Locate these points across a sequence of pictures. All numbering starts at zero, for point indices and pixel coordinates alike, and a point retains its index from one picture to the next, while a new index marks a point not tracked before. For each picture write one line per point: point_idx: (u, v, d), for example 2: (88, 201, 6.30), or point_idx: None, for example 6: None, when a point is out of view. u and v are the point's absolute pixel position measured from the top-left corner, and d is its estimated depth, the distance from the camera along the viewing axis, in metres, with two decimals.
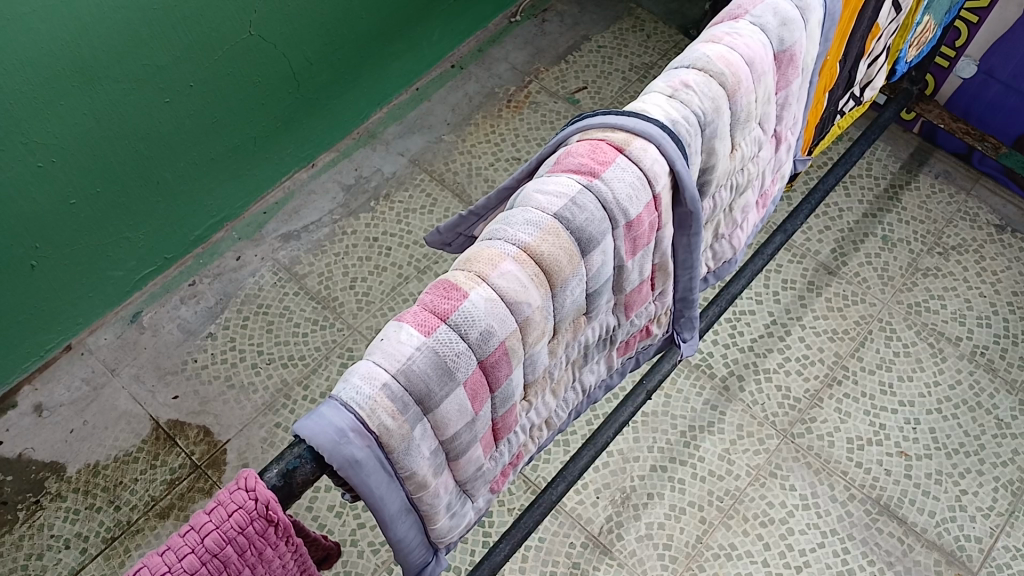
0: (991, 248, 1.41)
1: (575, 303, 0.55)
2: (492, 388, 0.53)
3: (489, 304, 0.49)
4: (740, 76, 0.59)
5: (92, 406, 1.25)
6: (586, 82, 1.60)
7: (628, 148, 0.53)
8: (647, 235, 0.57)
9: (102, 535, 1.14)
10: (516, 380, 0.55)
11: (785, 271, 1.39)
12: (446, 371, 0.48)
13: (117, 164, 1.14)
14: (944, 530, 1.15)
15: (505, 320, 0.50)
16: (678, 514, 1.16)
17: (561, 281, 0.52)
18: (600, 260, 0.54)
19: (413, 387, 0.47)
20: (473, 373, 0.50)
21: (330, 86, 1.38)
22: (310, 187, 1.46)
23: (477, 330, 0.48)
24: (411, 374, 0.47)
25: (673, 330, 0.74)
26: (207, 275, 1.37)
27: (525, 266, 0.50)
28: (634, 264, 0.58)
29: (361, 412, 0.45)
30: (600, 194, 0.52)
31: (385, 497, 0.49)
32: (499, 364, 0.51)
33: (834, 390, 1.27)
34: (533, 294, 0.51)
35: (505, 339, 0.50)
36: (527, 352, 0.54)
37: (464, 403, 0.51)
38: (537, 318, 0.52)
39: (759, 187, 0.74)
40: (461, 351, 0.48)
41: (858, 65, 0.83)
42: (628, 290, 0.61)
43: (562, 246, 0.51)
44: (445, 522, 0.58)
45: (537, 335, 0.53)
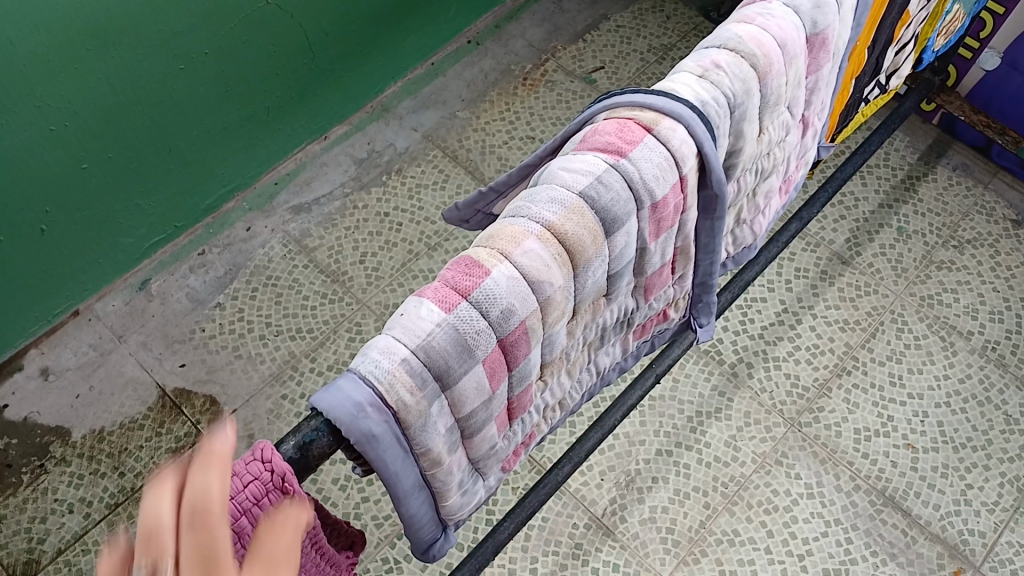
0: (1006, 243, 1.40)
1: (596, 285, 0.54)
2: (511, 366, 0.52)
3: (512, 282, 0.48)
4: (772, 58, 0.58)
5: (99, 372, 1.25)
6: (604, 61, 1.59)
7: (656, 127, 0.52)
8: (672, 217, 0.56)
9: (106, 500, 1.15)
10: (535, 359, 0.54)
11: (798, 259, 1.38)
12: (466, 347, 0.47)
13: (130, 130, 1.13)
14: (948, 524, 1.15)
15: (527, 299, 0.49)
16: (682, 498, 1.16)
17: (583, 262, 0.51)
18: (624, 241, 0.53)
19: (432, 363, 0.46)
20: (493, 352, 0.49)
21: (346, 58, 1.37)
22: (322, 159, 1.45)
23: (499, 308, 0.48)
24: (430, 350, 0.46)
25: (690, 315, 0.73)
26: (217, 245, 1.36)
27: (548, 244, 0.49)
28: (656, 247, 0.57)
29: (378, 386, 0.45)
30: (627, 173, 0.51)
31: (400, 473, 0.49)
32: (519, 342, 0.51)
33: (843, 380, 1.26)
34: (556, 273, 0.50)
35: (527, 317, 0.50)
36: (546, 332, 0.53)
37: (481, 381, 0.50)
38: (559, 298, 0.51)
39: (784, 173, 0.73)
40: (482, 329, 0.48)
41: (886, 52, 0.82)
42: (650, 273, 0.60)
43: (586, 226, 0.50)
44: (456, 499, 0.58)
45: (557, 315, 0.52)
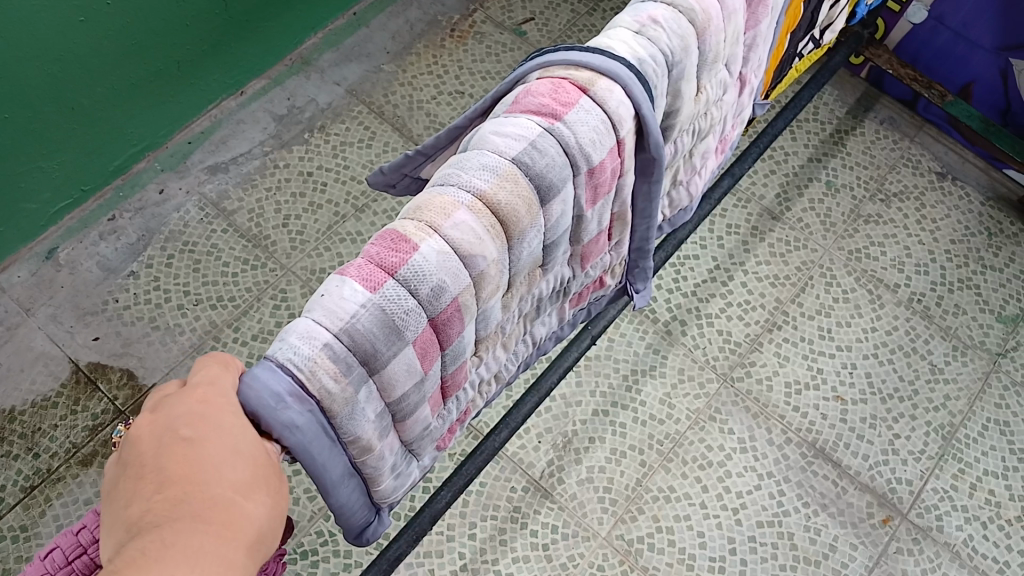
0: (931, 196, 1.43)
1: (531, 255, 0.52)
2: (444, 345, 0.49)
3: (443, 257, 0.45)
4: (710, 13, 0.55)
5: (5, 347, 1.17)
6: (533, 12, 1.54)
7: (592, 88, 0.49)
8: (610, 182, 0.54)
9: (20, 483, 1.09)
10: (469, 336, 0.51)
11: (730, 216, 1.37)
12: (394, 329, 0.44)
13: (26, 88, 1.04)
14: (877, 474, 1.18)
15: (459, 276, 0.46)
16: (619, 457, 1.16)
17: (518, 233, 0.48)
18: (560, 209, 0.51)
19: (357, 347, 0.43)
20: (424, 331, 0.46)
21: (261, 7, 1.29)
22: (239, 116, 1.38)
23: (429, 285, 0.45)
24: (355, 333, 0.43)
25: (627, 281, 0.71)
26: (128, 209, 1.28)
27: (480, 215, 0.46)
28: (593, 214, 0.55)
29: (299, 373, 0.42)
30: (563, 137, 0.48)
31: (327, 462, 0.46)
32: (452, 320, 0.48)
33: (774, 335, 1.27)
34: (489, 246, 0.47)
35: (459, 293, 0.47)
36: (481, 307, 0.50)
37: (413, 362, 0.47)
38: (492, 271, 0.48)
39: (721, 132, 0.71)
40: (411, 308, 0.44)
41: (822, 6, 0.80)
42: (586, 240, 0.58)
43: (521, 194, 0.47)
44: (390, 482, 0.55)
45: (491, 289, 0.49)
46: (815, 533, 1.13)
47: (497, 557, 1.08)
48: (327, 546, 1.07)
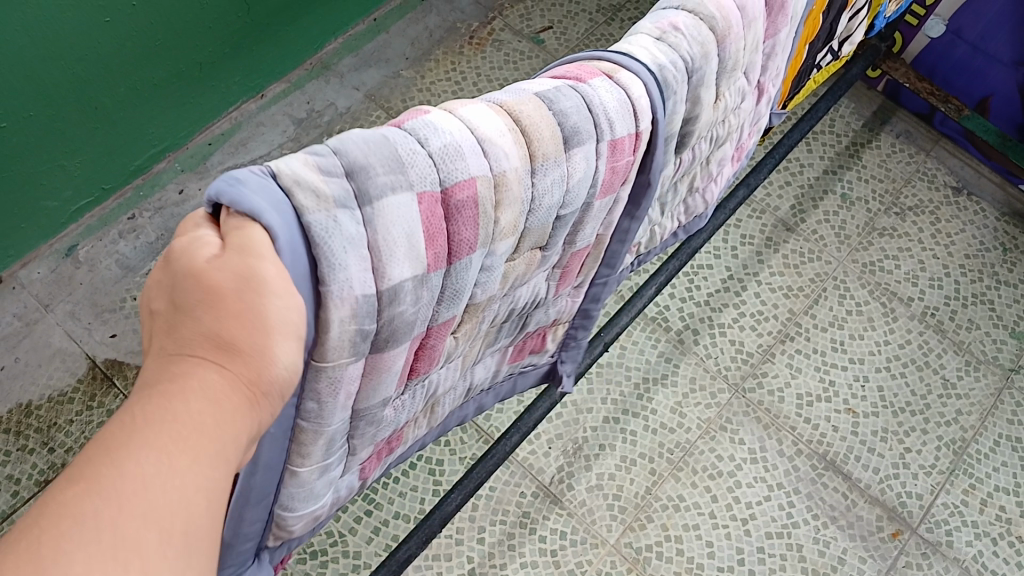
0: (946, 210, 1.43)
1: (547, 204, 0.49)
2: (452, 249, 0.44)
3: (456, 124, 0.43)
4: (731, 20, 0.56)
5: (24, 342, 1.18)
6: (552, 21, 1.57)
7: (615, 73, 0.50)
8: (624, 172, 0.53)
9: (36, 477, 1.10)
10: (472, 267, 0.47)
11: (744, 226, 1.38)
12: (400, 162, 0.40)
13: (50, 86, 1.05)
14: (887, 487, 1.18)
15: (477, 151, 0.43)
16: (629, 465, 1.16)
17: (539, 135, 0.46)
18: (584, 166, 0.49)
19: (348, 154, 0.39)
20: (433, 197, 0.42)
21: (284, 11, 1.30)
22: (259, 118, 1.39)
23: (439, 142, 0.42)
24: (348, 142, 0.39)
25: (556, 355, 0.77)
26: (148, 209, 1.30)
27: (496, 109, 0.45)
28: (600, 206, 0.54)
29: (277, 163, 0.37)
30: (587, 94, 0.48)
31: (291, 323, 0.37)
32: (464, 203, 0.43)
33: (787, 346, 1.28)
34: (506, 140, 0.44)
35: (476, 177, 0.43)
36: (493, 234, 0.47)
37: (415, 233, 0.41)
38: (512, 178, 0.45)
39: (737, 140, 0.72)
40: (417, 153, 0.41)
41: (840, 17, 0.81)
42: (578, 247, 0.58)
43: (541, 116, 0.46)
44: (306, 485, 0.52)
45: (510, 217, 0.46)
46: (825, 545, 1.13)
47: (506, 561, 1.08)
48: (336, 547, 1.05)
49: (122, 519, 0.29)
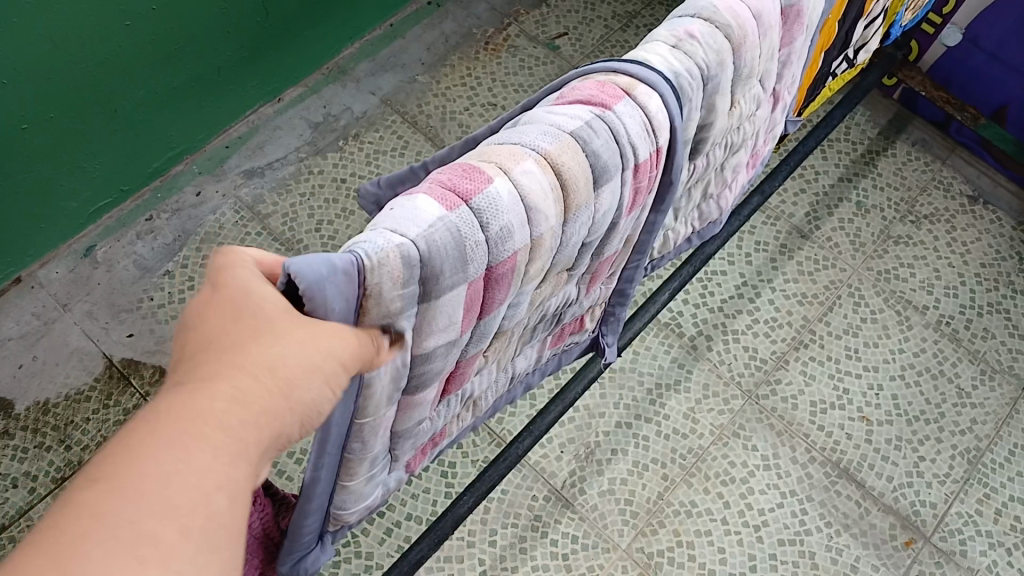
0: (962, 219, 1.43)
1: (571, 246, 0.51)
2: (485, 310, 0.49)
3: (513, 197, 0.44)
4: (747, 29, 0.56)
5: (43, 341, 1.20)
6: (567, 27, 1.58)
7: (633, 92, 0.50)
8: (648, 190, 0.54)
9: (52, 475, 1.11)
10: (497, 318, 0.51)
11: (759, 233, 1.38)
12: (463, 255, 0.43)
13: (71, 87, 1.07)
14: (901, 496, 1.17)
15: (524, 229, 0.46)
16: (641, 470, 1.16)
17: (576, 202, 0.48)
18: (609, 199, 0.51)
19: (427, 260, 0.42)
20: (479, 280, 0.46)
21: (301, 16, 1.31)
22: (275, 122, 1.41)
23: (499, 224, 0.44)
24: (430, 245, 0.42)
25: (598, 330, 0.77)
26: (165, 210, 1.31)
27: (544, 166, 0.46)
28: (625, 225, 0.56)
29: (367, 272, 0.40)
30: (613, 125, 0.49)
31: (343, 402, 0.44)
32: (502, 280, 0.47)
33: (801, 353, 1.27)
34: (550, 205, 0.47)
35: (518, 250, 0.46)
36: (521, 285, 0.50)
37: (456, 313, 0.46)
38: (546, 242, 0.48)
39: (752, 147, 0.72)
40: (479, 242, 0.44)
41: (856, 25, 0.81)
42: (604, 258, 0.59)
43: (579, 165, 0.47)
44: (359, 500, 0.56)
45: (540, 263, 0.49)
46: (837, 553, 1.13)
47: (517, 565, 1.08)
48: (350, 547, 1.06)
49: (138, 514, 0.29)
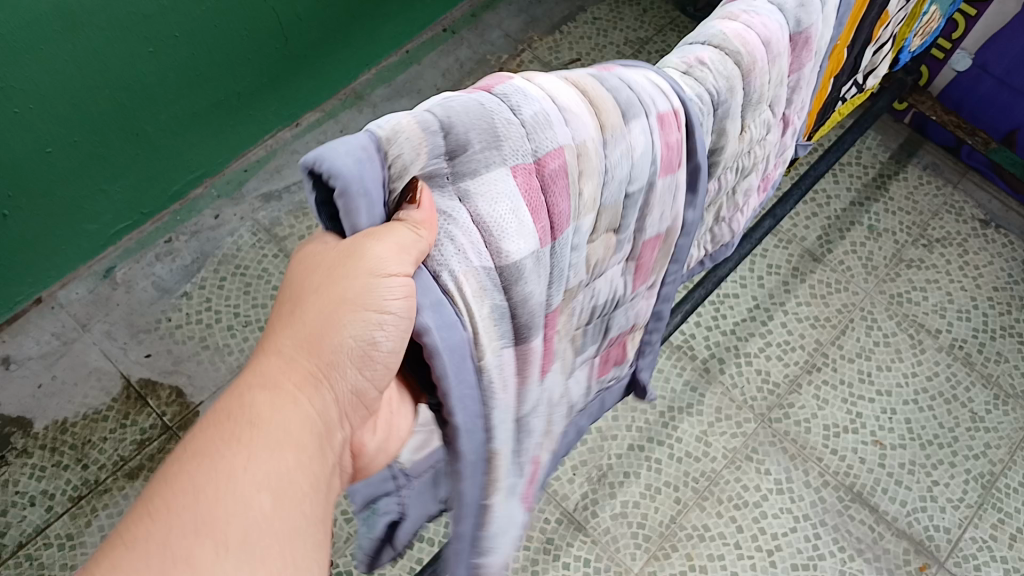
0: (974, 243, 1.43)
1: (620, 175, 0.49)
2: (555, 218, 0.45)
3: (544, 94, 0.44)
4: (756, 56, 0.57)
5: (62, 360, 1.22)
6: (580, 53, 1.60)
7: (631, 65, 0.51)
8: (679, 150, 0.53)
9: (68, 493, 1.11)
10: (565, 247, 0.47)
11: (771, 256, 1.39)
12: (495, 130, 0.41)
13: (96, 113, 1.08)
14: (915, 520, 1.16)
15: (564, 125, 0.44)
16: (654, 493, 1.16)
17: (608, 110, 0.47)
18: (644, 141, 0.49)
19: (453, 124, 0.40)
20: (529, 168, 0.43)
21: (320, 43, 1.34)
22: (293, 146, 1.43)
23: (531, 109, 0.43)
24: (461, 117, 0.40)
25: (636, 364, 0.73)
26: (184, 232, 1.34)
27: (569, 82, 0.46)
28: (663, 188, 0.54)
29: (387, 150, 0.37)
30: (623, 77, 0.49)
31: (449, 324, 0.40)
32: (557, 173, 0.44)
33: (813, 377, 1.27)
34: (583, 113, 0.45)
35: (563, 145, 0.44)
36: (580, 207, 0.47)
37: (519, 207, 0.43)
38: (591, 153, 0.46)
39: (763, 170, 0.73)
40: (512, 122, 0.42)
41: (865, 51, 0.82)
42: (643, 242, 0.57)
43: (602, 94, 0.47)
44: (496, 540, 0.52)
45: (592, 183, 0.47)
46: None
47: None
48: None
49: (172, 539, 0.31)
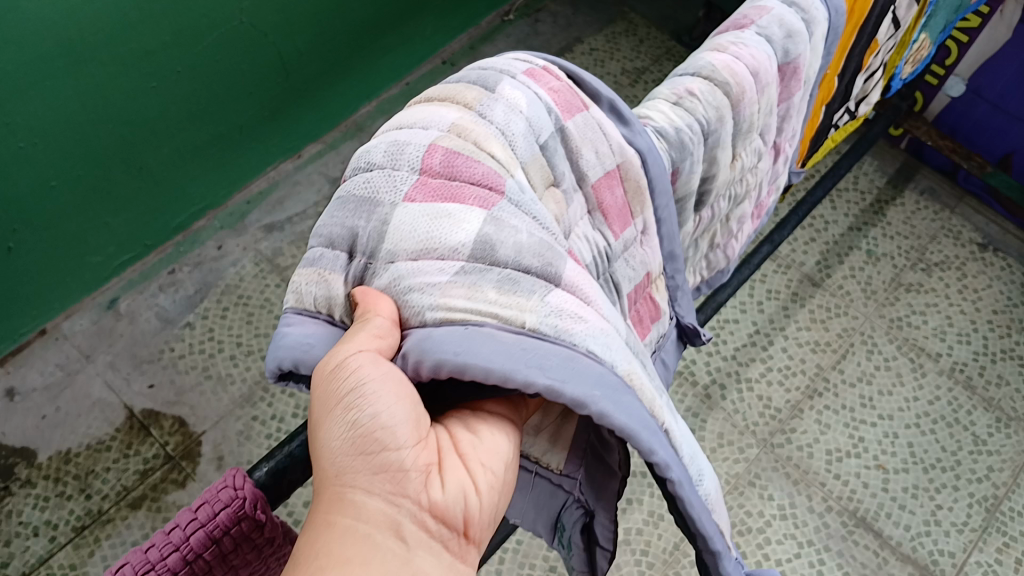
0: (972, 266, 1.44)
1: (520, 126, 0.45)
2: (485, 187, 0.42)
3: (387, 135, 0.44)
4: (745, 86, 0.58)
5: (66, 392, 1.22)
6: None
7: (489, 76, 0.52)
8: (572, 93, 0.50)
9: (72, 524, 1.11)
10: (516, 195, 0.43)
11: (770, 281, 1.40)
12: (369, 198, 0.41)
13: (100, 147, 1.10)
14: (919, 545, 1.16)
15: (418, 132, 0.43)
16: (657, 520, 1.16)
17: (464, 96, 0.46)
18: (523, 94, 0.47)
19: (328, 235, 0.41)
20: (419, 183, 0.41)
21: (322, 76, 1.36)
22: (295, 177, 1.45)
23: (381, 152, 0.42)
24: (330, 228, 0.41)
25: (674, 312, 0.61)
26: (187, 264, 1.35)
27: (412, 108, 0.46)
28: (579, 127, 0.49)
29: (303, 307, 0.40)
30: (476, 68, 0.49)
31: (461, 338, 0.35)
32: (447, 159, 0.42)
33: (815, 402, 1.27)
34: (439, 110, 0.45)
35: (433, 144, 0.42)
36: (501, 162, 0.43)
37: (439, 208, 0.40)
38: (471, 128, 0.44)
39: (756, 198, 0.74)
40: (373, 175, 0.42)
41: (855, 80, 0.83)
42: (593, 188, 0.50)
43: (455, 87, 0.46)
44: (693, 467, 0.44)
45: (494, 147, 0.44)
46: None
47: None
48: None
49: None
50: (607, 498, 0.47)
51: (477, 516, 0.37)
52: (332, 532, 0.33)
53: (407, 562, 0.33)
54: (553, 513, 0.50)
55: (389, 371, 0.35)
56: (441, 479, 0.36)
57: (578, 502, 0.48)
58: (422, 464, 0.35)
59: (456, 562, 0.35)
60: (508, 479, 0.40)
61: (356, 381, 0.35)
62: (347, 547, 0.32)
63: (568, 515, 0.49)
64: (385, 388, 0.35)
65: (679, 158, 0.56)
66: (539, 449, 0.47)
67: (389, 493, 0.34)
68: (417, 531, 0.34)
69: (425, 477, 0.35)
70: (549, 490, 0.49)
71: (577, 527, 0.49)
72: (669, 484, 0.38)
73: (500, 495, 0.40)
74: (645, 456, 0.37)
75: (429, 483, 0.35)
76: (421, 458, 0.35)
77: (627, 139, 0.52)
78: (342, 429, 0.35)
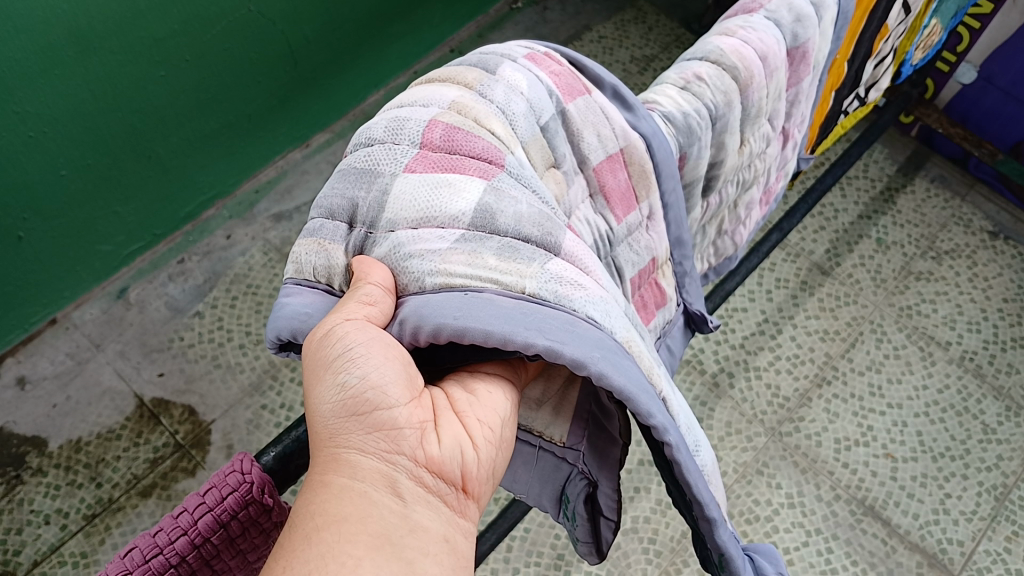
0: (983, 254, 1.43)
1: (521, 106, 0.45)
2: (485, 161, 0.42)
3: (388, 113, 0.44)
4: (753, 70, 0.58)
5: (76, 381, 1.23)
6: None
7: None
8: (573, 77, 0.50)
9: (82, 512, 1.12)
10: (516, 168, 0.43)
11: (779, 270, 1.40)
12: (369, 170, 0.41)
13: (109, 137, 1.10)
14: (927, 533, 1.15)
15: (419, 109, 0.43)
16: (664, 508, 1.16)
17: (464, 77, 0.45)
18: (523, 75, 0.47)
19: (327, 203, 0.41)
20: (419, 155, 0.41)
21: (329, 66, 1.36)
22: (303, 167, 1.46)
23: (384, 127, 0.42)
24: (330, 200, 0.41)
25: (681, 300, 0.61)
26: (196, 253, 1.36)
27: (414, 87, 0.46)
28: (580, 110, 0.49)
29: (302, 277, 0.40)
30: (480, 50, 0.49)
31: (460, 304, 0.35)
32: (448, 134, 0.42)
33: (823, 390, 1.27)
34: (440, 88, 0.44)
35: (435, 120, 0.42)
36: (501, 137, 0.43)
37: (439, 179, 0.40)
38: (471, 105, 0.44)
39: (764, 184, 0.74)
40: (374, 149, 0.42)
41: (866, 64, 0.83)
42: (598, 169, 0.50)
43: (457, 69, 0.46)
44: (689, 437, 0.44)
45: (495, 125, 0.44)
46: None
47: None
48: None
49: None
50: (609, 466, 0.47)
51: (473, 472, 0.37)
52: (329, 490, 0.33)
53: (405, 515, 0.33)
54: (557, 487, 0.50)
55: (375, 336, 0.36)
56: (437, 435, 0.36)
57: (581, 473, 0.48)
58: (417, 421, 0.35)
59: (456, 517, 0.35)
60: (505, 437, 0.41)
61: (344, 346, 0.35)
62: (345, 502, 0.32)
63: (572, 488, 0.49)
64: (372, 351, 0.35)
65: (686, 143, 0.56)
66: (542, 421, 0.47)
67: (385, 451, 0.34)
68: (415, 485, 0.34)
69: (421, 434, 0.35)
70: (553, 463, 0.49)
71: (581, 499, 0.49)
72: (667, 448, 0.38)
73: (496, 454, 0.40)
74: (643, 420, 0.36)
75: (424, 439, 0.35)
76: (415, 416, 0.36)
77: (632, 124, 0.52)
78: (333, 393, 0.35)
